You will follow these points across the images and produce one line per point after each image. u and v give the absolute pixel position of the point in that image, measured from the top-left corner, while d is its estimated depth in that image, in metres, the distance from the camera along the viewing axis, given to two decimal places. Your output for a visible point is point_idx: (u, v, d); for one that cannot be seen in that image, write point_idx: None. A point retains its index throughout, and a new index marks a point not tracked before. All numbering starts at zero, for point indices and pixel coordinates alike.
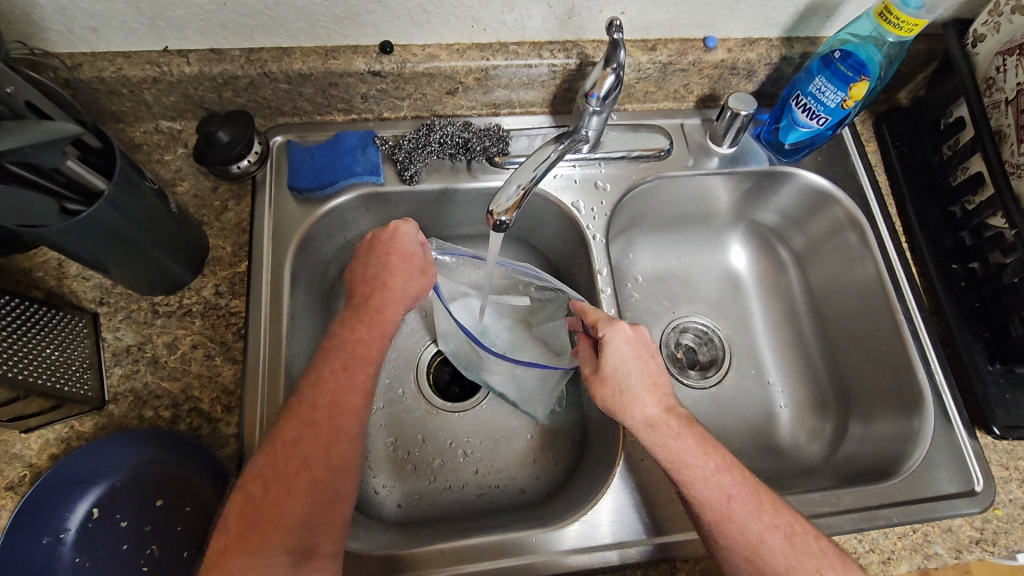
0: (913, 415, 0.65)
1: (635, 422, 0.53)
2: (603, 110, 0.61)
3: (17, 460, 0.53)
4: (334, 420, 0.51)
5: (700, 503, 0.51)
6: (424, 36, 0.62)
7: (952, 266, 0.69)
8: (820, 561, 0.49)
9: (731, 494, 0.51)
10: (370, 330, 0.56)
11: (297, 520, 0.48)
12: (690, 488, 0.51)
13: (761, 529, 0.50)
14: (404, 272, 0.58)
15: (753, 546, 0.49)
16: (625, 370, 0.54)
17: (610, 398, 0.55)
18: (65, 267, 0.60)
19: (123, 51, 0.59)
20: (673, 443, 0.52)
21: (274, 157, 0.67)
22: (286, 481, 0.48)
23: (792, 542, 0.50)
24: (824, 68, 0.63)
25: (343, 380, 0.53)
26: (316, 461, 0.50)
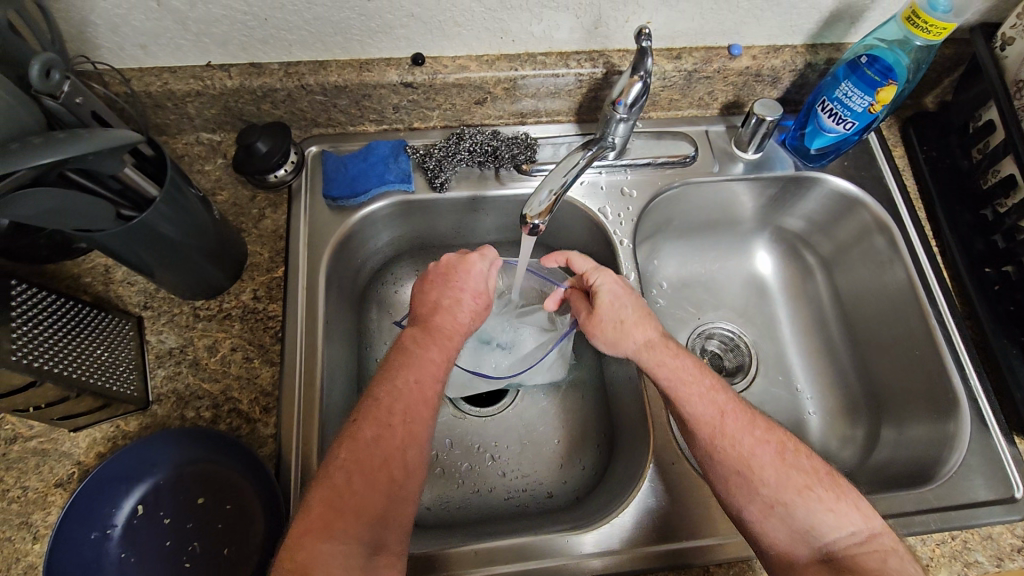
0: (948, 420, 0.64)
1: (628, 351, 0.60)
2: (630, 117, 0.62)
3: (66, 458, 0.55)
4: (409, 425, 0.53)
5: (693, 417, 0.55)
6: (454, 48, 0.64)
7: (985, 270, 0.68)
8: (810, 477, 0.52)
9: (721, 407, 0.55)
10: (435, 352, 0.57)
11: (372, 515, 0.48)
12: (682, 405, 0.56)
13: (753, 443, 0.54)
14: (473, 310, 0.61)
15: (742, 458, 0.53)
16: (619, 306, 0.61)
17: (606, 333, 0.61)
18: (111, 272, 0.62)
19: (169, 66, 0.61)
20: (666, 363, 0.58)
21: (309, 167, 0.69)
22: (367, 476, 0.49)
23: (783, 457, 0.53)
24: (851, 73, 0.64)
25: (416, 389, 0.54)
26: (393, 459, 0.51)
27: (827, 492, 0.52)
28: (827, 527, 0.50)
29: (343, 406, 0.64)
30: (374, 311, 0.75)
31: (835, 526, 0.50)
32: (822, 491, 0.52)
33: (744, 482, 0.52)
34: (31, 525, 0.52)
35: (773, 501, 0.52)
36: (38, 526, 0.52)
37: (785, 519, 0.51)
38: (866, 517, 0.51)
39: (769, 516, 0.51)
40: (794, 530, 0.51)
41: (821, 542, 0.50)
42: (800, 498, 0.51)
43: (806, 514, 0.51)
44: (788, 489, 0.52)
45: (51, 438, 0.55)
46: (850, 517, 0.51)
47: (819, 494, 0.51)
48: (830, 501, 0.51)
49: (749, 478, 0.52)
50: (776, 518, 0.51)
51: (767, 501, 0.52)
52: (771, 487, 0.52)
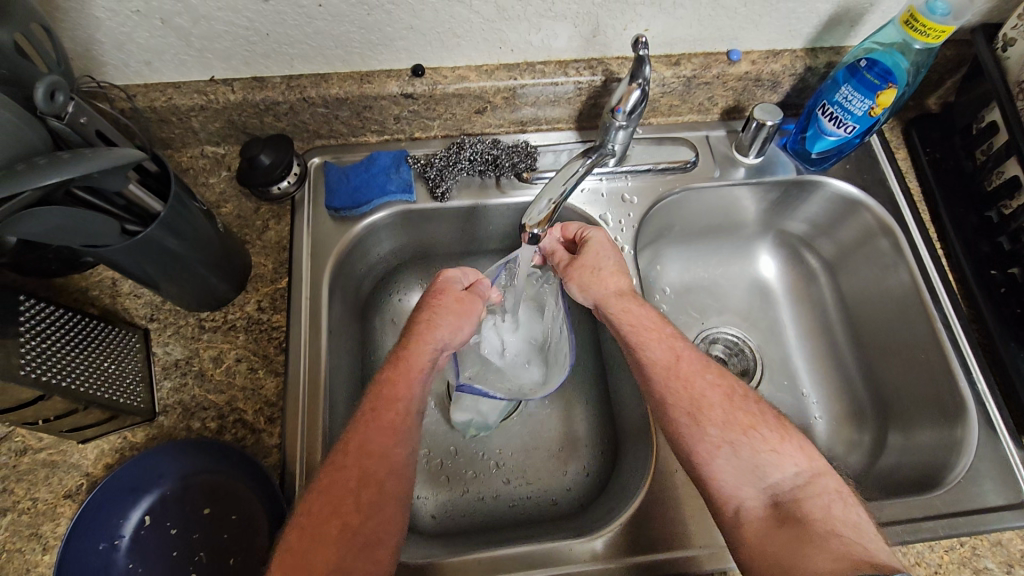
0: (955, 424, 0.64)
1: (597, 299, 0.63)
2: (629, 124, 0.62)
3: (74, 469, 0.55)
4: (364, 463, 0.51)
5: (651, 361, 0.58)
6: (453, 59, 0.65)
7: (991, 273, 0.67)
8: (756, 419, 0.54)
9: (678, 353, 0.58)
10: (396, 368, 0.57)
11: (331, 566, 0.47)
12: (642, 348, 0.59)
13: (705, 386, 0.56)
14: (434, 305, 0.61)
15: (693, 400, 0.55)
16: (600, 257, 0.63)
17: (580, 279, 0.63)
18: (118, 285, 0.63)
19: (173, 82, 0.62)
20: (631, 311, 0.60)
21: (311, 178, 0.70)
22: (321, 527, 0.48)
23: (731, 399, 0.55)
24: (850, 77, 0.63)
25: (371, 425, 0.54)
26: (347, 503, 0.50)
27: (771, 434, 0.53)
28: (770, 467, 0.52)
29: (347, 415, 0.65)
30: (377, 320, 0.75)
31: (777, 467, 0.52)
32: (767, 431, 0.53)
33: (693, 422, 0.54)
34: (41, 536, 0.53)
35: (720, 442, 0.53)
36: (47, 537, 0.53)
37: (733, 459, 0.52)
38: (808, 457, 0.53)
39: (715, 456, 0.53)
40: (739, 470, 0.52)
41: (765, 484, 0.51)
42: (745, 438, 0.53)
43: (750, 455, 0.52)
44: (734, 429, 0.53)
45: (59, 450, 0.56)
46: (792, 457, 0.52)
47: (763, 435, 0.53)
48: (774, 443, 0.53)
49: (698, 418, 0.54)
50: (722, 458, 0.53)
51: (713, 441, 0.53)
52: (719, 427, 0.54)
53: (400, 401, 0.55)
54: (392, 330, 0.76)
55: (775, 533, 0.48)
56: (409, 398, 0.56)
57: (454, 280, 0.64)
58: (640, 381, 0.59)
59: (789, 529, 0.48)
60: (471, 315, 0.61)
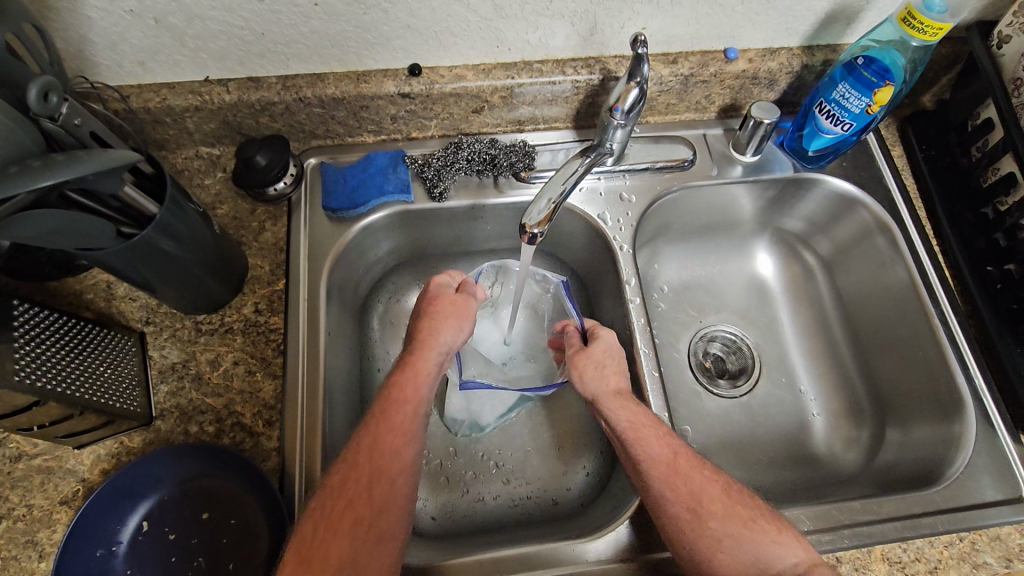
0: (953, 420, 0.64)
1: (595, 394, 0.60)
2: (627, 123, 0.62)
3: (70, 475, 0.55)
4: (375, 461, 0.51)
5: (647, 457, 0.54)
6: (450, 58, 0.65)
7: (987, 269, 0.68)
8: (756, 514, 0.51)
9: (675, 449, 0.55)
10: (405, 373, 0.57)
11: (345, 560, 0.46)
12: (638, 445, 0.55)
13: (704, 481, 0.52)
14: (437, 314, 0.62)
15: (692, 494, 0.52)
16: (606, 355, 0.62)
17: (584, 370, 0.61)
18: (113, 288, 0.62)
19: (167, 82, 0.62)
20: (629, 408, 0.57)
21: (308, 178, 0.69)
22: (334, 522, 0.48)
23: (731, 496, 0.52)
24: (847, 74, 0.64)
25: (381, 427, 0.53)
26: (360, 498, 0.49)
27: (771, 526, 0.50)
28: (772, 558, 0.48)
29: (346, 417, 0.64)
30: (376, 321, 0.75)
31: (779, 558, 0.48)
32: (768, 525, 0.50)
33: (692, 517, 0.50)
34: (37, 543, 0.52)
35: (721, 535, 0.49)
36: (43, 544, 0.52)
37: (733, 555, 0.49)
38: (810, 549, 0.49)
39: (717, 553, 0.49)
40: (743, 566, 0.48)
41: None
42: (747, 532, 0.49)
43: (752, 548, 0.49)
44: (734, 523, 0.50)
45: (55, 456, 0.55)
46: (793, 547, 0.49)
47: (764, 526, 0.50)
48: (776, 535, 0.49)
49: (699, 513, 0.51)
50: (725, 554, 0.49)
51: (714, 536, 0.49)
52: (719, 521, 0.50)
53: (408, 405, 0.54)
54: (391, 330, 0.76)
55: None
56: (417, 402, 0.55)
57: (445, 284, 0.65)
58: (638, 480, 0.55)
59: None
60: (469, 315, 0.63)
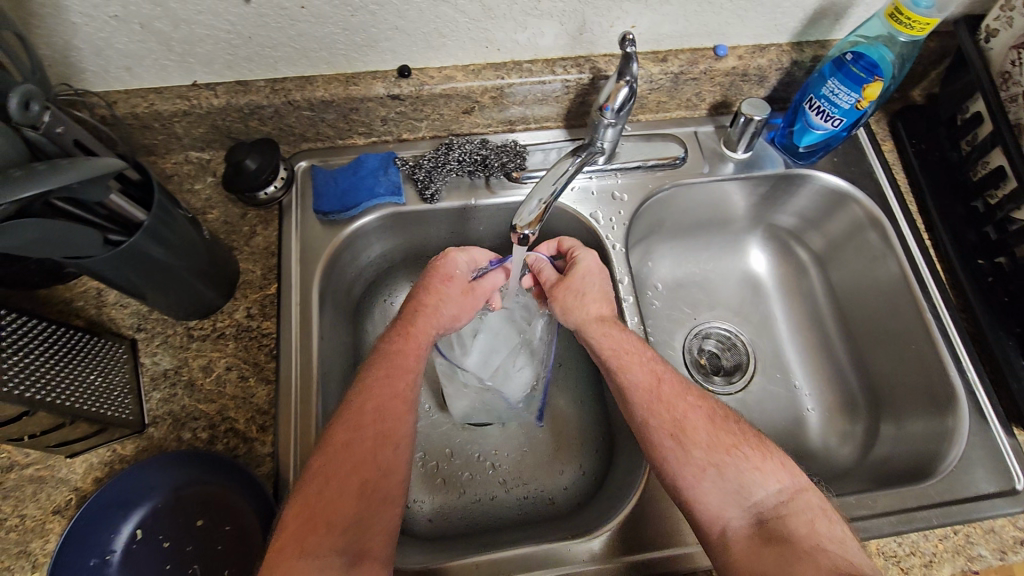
0: (946, 413, 0.64)
1: (578, 322, 0.61)
2: (618, 122, 0.62)
3: (63, 484, 0.54)
4: (380, 424, 0.53)
5: (633, 384, 0.56)
6: (440, 59, 0.64)
7: (978, 261, 0.68)
8: (738, 439, 0.53)
9: (658, 375, 0.57)
10: (407, 342, 0.59)
11: (349, 522, 0.49)
12: (623, 371, 0.57)
13: (687, 410, 0.55)
14: (443, 295, 0.63)
15: (676, 421, 0.54)
16: (587, 279, 0.63)
17: (564, 299, 0.63)
18: (103, 295, 0.62)
19: (154, 87, 0.61)
20: (612, 336, 0.59)
21: (299, 181, 0.69)
22: (342, 482, 0.50)
23: (713, 423, 0.54)
24: (836, 70, 0.64)
25: (384, 393, 0.55)
26: (366, 463, 0.51)
27: (754, 452, 0.52)
28: (754, 486, 0.50)
29: None
30: (369, 324, 0.75)
31: (761, 486, 0.50)
32: (749, 450, 0.52)
33: (676, 444, 0.53)
34: (30, 553, 0.52)
35: (706, 464, 0.52)
36: (37, 554, 0.52)
37: (716, 481, 0.51)
38: (791, 475, 0.52)
39: (702, 480, 0.51)
40: (725, 491, 0.51)
41: (751, 501, 0.50)
42: (731, 459, 0.52)
43: (735, 475, 0.51)
44: (718, 451, 0.52)
45: (47, 465, 0.55)
46: (775, 475, 0.51)
47: (747, 453, 0.52)
48: (759, 463, 0.52)
49: (682, 440, 0.53)
50: (708, 482, 0.51)
51: (699, 464, 0.52)
52: (704, 449, 0.52)
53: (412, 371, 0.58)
54: (385, 333, 0.75)
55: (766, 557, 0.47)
56: (418, 369, 0.58)
57: (461, 265, 0.65)
58: (623, 407, 0.57)
59: (778, 548, 0.47)
60: (467, 308, 0.64)
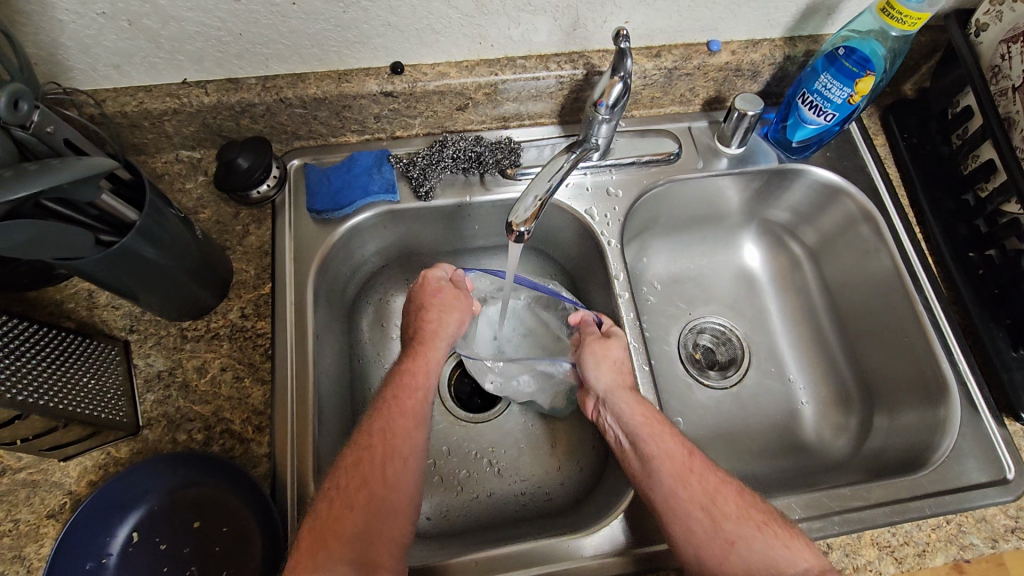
0: (939, 404, 0.65)
1: (608, 384, 0.61)
2: (612, 118, 0.62)
3: (57, 488, 0.54)
4: (388, 441, 0.53)
5: (661, 455, 0.55)
6: (434, 55, 0.64)
7: (969, 255, 0.69)
8: (768, 516, 0.52)
9: (689, 448, 0.56)
10: (416, 359, 0.60)
11: (358, 534, 0.48)
12: (652, 442, 0.56)
13: (717, 482, 0.54)
14: (438, 305, 0.64)
15: (707, 495, 0.53)
16: (619, 354, 0.62)
17: (595, 357, 0.62)
18: (94, 297, 0.61)
19: (143, 85, 0.60)
20: (642, 404, 0.58)
21: (291, 180, 0.69)
22: (348, 496, 0.50)
23: (742, 496, 0.53)
24: (829, 65, 0.64)
25: (393, 411, 0.55)
26: (373, 477, 0.51)
27: (782, 530, 0.51)
28: (781, 563, 0.49)
29: (336, 421, 0.64)
30: (365, 322, 0.74)
31: (791, 565, 0.49)
32: (778, 527, 0.51)
33: (707, 517, 0.51)
34: (24, 558, 0.51)
35: (734, 537, 0.50)
36: (31, 558, 0.51)
37: (743, 556, 0.50)
38: (817, 555, 0.50)
39: (728, 555, 0.50)
40: (753, 570, 0.49)
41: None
42: (761, 534, 0.50)
43: (765, 552, 0.50)
44: (748, 524, 0.51)
45: (40, 469, 0.54)
46: (804, 553, 0.50)
47: (776, 530, 0.51)
48: (788, 539, 0.50)
49: (713, 513, 0.52)
50: (735, 557, 0.50)
51: (728, 538, 0.51)
52: (734, 522, 0.51)
53: (420, 390, 0.57)
54: (381, 331, 0.75)
55: None
56: (427, 387, 0.58)
57: (439, 277, 0.66)
58: (646, 476, 0.55)
59: None
60: (467, 309, 0.65)
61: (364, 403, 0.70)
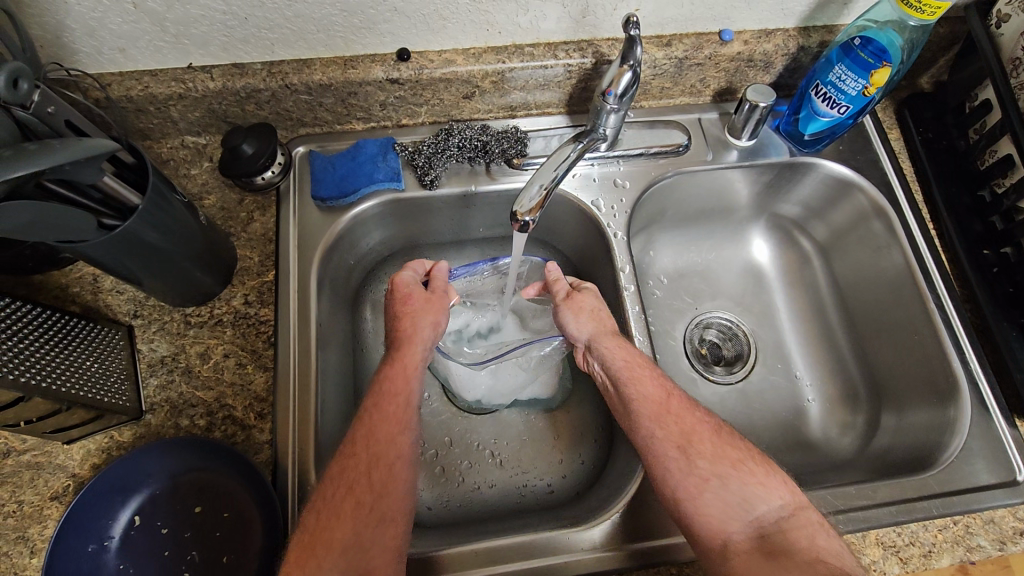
0: (948, 405, 0.64)
1: (591, 333, 0.61)
2: (620, 108, 0.61)
3: (60, 470, 0.54)
4: (372, 449, 0.53)
5: (641, 395, 0.56)
6: (440, 42, 0.63)
7: (984, 252, 0.67)
8: (744, 453, 0.52)
9: (668, 389, 0.57)
10: (393, 366, 0.58)
11: (348, 542, 0.48)
12: (633, 384, 0.57)
13: (695, 421, 0.54)
14: (411, 310, 0.62)
15: (683, 434, 0.53)
16: (591, 303, 0.63)
17: (573, 312, 0.63)
18: (99, 281, 0.61)
19: (149, 69, 0.60)
20: (624, 348, 0.59)
21: (297, 167, 0.68)
22: (335, 507, 0.49)
23: (719, 435, 0.54)
24: (844, 55, 0.62)
25: (375, 420, 0.54)
26: (361, 484, 0.51)
27: (757, 468, 0.51)
28: (756, 501, 0.50)
29: (339, 410, 0.64)
30: (368, 311, 0.74)
31: (764, 501, 0.50)
32: (754, 465, 0.52)
33: (682, 455, 0.52)
34: (28, 539, 0.52)
35: (709, 475, 0.51)
36: (34, 540, 0.52)
37: (718, 492, 0.50)
38: (792, 492, 0.51)
39: (703, 491, 0.50)
40: (727, 504, 0.50)
41: (751, 516, 0.49)
42: (734, 472, 0.51)
43: (739, 488, 0.50)
44: (723, 462, 0.51)
45: (44, 451, 0.55)
46: (779, 491, 0.50)
47: (750, 468, 0.51)
48: (763, 477, 0.51)
49: (688, 451, 0.52)
50: (710, 493, 0.50)
51: (702, 475, 0.51)
52: (709, 460, 0.51)
53: (399, 395, 0.56)
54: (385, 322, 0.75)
55: (766, 565, 0.46)
56: (406, 391, 0.57)
57: (411, 280, 0.65)
58: (627, 419, 0.56)
59: (778, 561, 0.46)
60: (443, 311, 0.64)
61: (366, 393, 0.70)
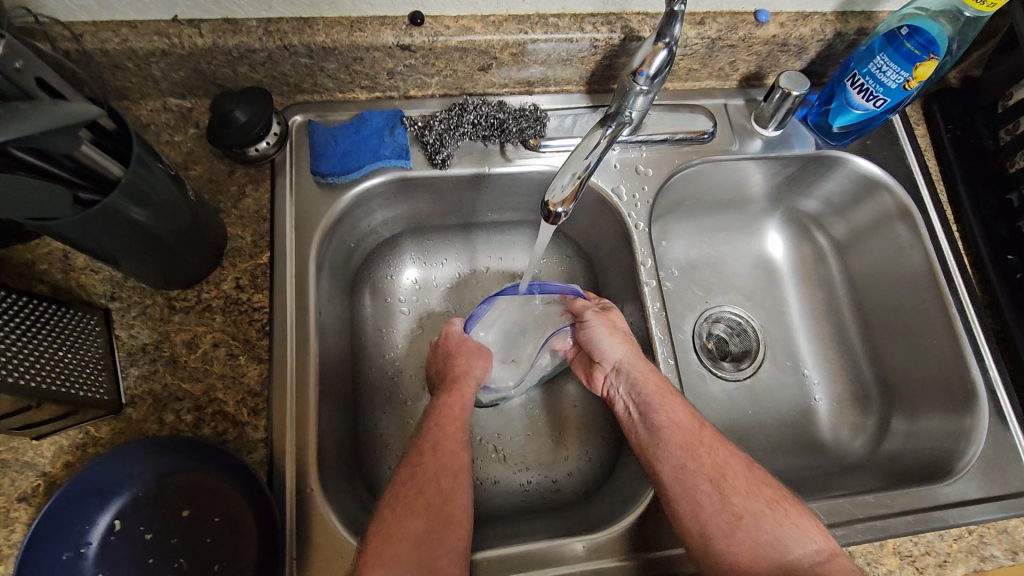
0: (965, 412, 0.63)
1: (622, 357, 0.61)
2: (651, 89, 0.55)
3: (29, 469, 0.49)
4: (440, 459, 0.53)
5: (673, 425, 0.55)
6: (457, 7, 0.57)
7: (1008, 258, 0.66)
8: (778, 493, 0.52)
9: (698, 421, 0.56)
10: (450, 394, 0.59)
11: (417, 539, 0.48)
12: (664, 413, 0.56)
13: (728, 455, 0.54)
14: (464, 352, 0.64)
15: (716, 467, 0.53)
16: (620, 328, 0.63)
17: (607, 329, 0.62)
18: (71, 259, 0.55)
19: (128, 20, 0.53)
20: (658, 378, 0.58)
21: (294, 137, 0.62)
22: (408, 504, 0.50)
23: (752, 471, 0.53)
24: (887, 45, 0.59)
25: (439, 436, 0.55)
26: (430, 488, 0.51)
27: (791, 509, 0.51)
28: (790, 541, 0.48)
29: (337, 404, 0.60)
30: (368, 296, 0.69)
31: (799, 542, 0.48)
32: (787, 505, 0.51)
33: (714, 490, 0.51)
34: None
35: (741, 512, 0.50)
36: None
37: (752, 531, 0.49)
38: (827, 537, 0.49)
39: (736, 528, 0.49)
40: (760, 544, 0.49)
41: (785, 559, 0.48)
42: (768, 511, 0.50)
43: (772, 530, 0.49)
44: (756, 499, 0.51)
45: (10, 447, 0.49)
46: (812, 534, 0.49)
47: (784, 508, 0.50)
48: (797, 516, 0.50)
49: (721, 485, 0.51)
50: (742, 531, 0.49)
51: (735, 512, 0.50)
52: (742, 495, 0.51)
53: (460, 418, 0.58)
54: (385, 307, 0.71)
55: None
56: (465, 416, 0.58)
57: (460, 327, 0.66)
58: (653, 446, 0.55)
59: None
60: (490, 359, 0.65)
61: (365, 383, 0.66)
